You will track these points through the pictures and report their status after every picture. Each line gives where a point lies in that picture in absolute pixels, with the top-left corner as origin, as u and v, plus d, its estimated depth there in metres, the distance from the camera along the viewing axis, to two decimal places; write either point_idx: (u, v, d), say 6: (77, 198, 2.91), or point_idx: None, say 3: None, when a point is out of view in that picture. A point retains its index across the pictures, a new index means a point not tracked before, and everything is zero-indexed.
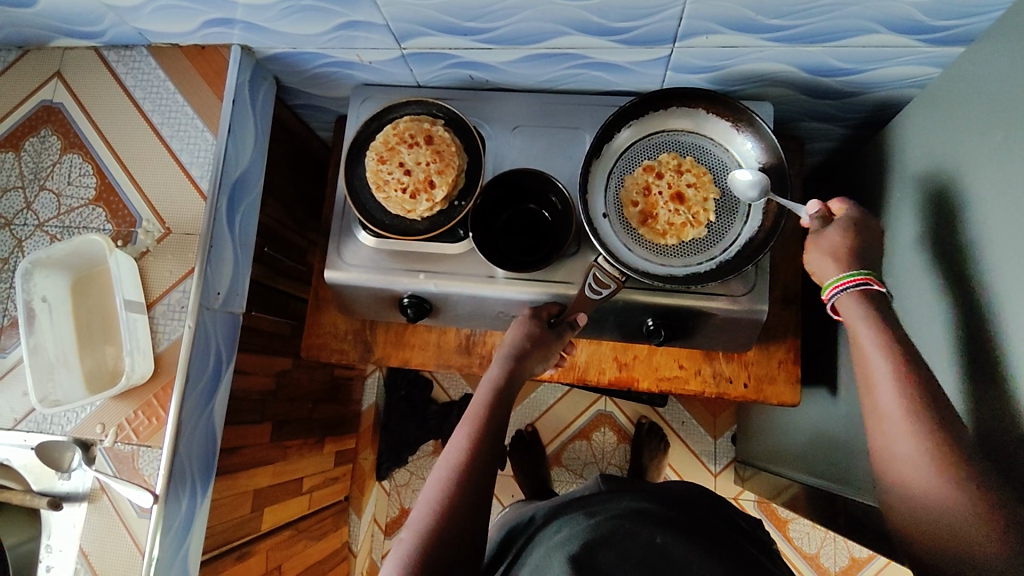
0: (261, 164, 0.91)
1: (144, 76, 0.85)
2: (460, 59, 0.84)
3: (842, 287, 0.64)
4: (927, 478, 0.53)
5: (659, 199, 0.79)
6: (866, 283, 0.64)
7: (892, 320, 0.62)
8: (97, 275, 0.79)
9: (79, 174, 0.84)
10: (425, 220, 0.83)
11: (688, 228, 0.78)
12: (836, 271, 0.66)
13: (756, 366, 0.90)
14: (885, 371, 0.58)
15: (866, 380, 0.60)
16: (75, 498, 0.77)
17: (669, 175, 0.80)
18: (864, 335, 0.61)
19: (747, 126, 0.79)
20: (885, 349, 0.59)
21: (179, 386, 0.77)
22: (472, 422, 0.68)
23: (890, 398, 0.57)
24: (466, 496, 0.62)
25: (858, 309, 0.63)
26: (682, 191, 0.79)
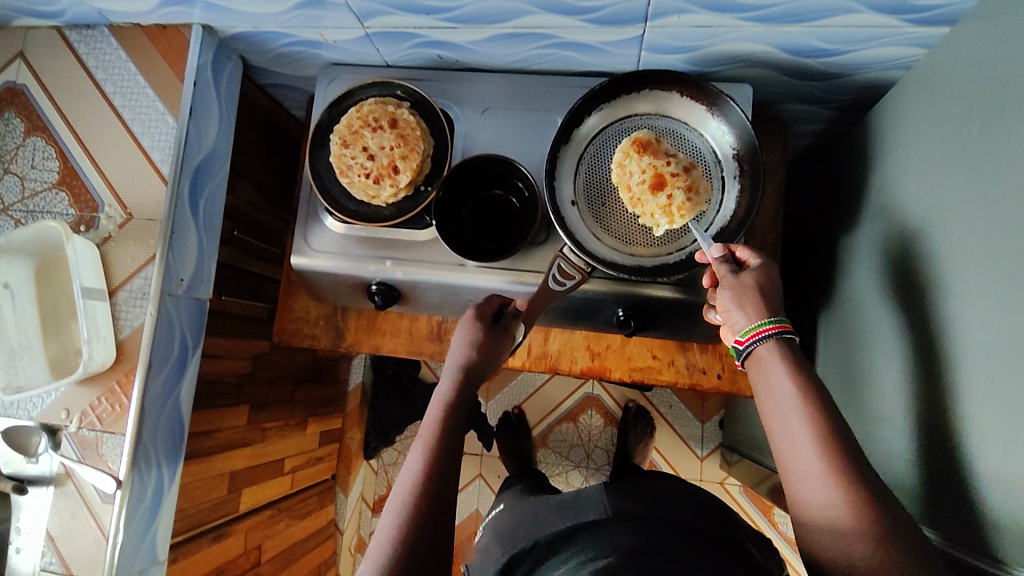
0: (227, 146, 0.89)
1: (105, 56, 0.83)
2: (425, 38, 0.81)
3: (767, 332, 0.62)
4: (848, 530, 0.52)
5: (645, 167, 0.72)
6: (770, 332, 0.62)
7: (810, 370, 0.61)
8: (62, 261, 0.78)
9: (42, 157, 0.83)
10: (391, 207, 0.82)
11: (681, 210, 0.71)
12: (749, 318, 0.64)
13: (732, 357, 0.86)
14: (801, 428, 0.57)
15: (786, 439, 0.59)
16: (41, 481, 0.78)
17: (649, 158, 0.73)
18: (782, 388, 0.60)
19: (720, 110, 0.75)
20: (801, 406, 0.58)
21: (141, 372, 0.76)
22: (427, 440, 0.67)
23: (807, 451, 0.56)
24: (428, 514, 0.61)
25: (776, 360, 0.62)
26: (668, 175, 0.72)
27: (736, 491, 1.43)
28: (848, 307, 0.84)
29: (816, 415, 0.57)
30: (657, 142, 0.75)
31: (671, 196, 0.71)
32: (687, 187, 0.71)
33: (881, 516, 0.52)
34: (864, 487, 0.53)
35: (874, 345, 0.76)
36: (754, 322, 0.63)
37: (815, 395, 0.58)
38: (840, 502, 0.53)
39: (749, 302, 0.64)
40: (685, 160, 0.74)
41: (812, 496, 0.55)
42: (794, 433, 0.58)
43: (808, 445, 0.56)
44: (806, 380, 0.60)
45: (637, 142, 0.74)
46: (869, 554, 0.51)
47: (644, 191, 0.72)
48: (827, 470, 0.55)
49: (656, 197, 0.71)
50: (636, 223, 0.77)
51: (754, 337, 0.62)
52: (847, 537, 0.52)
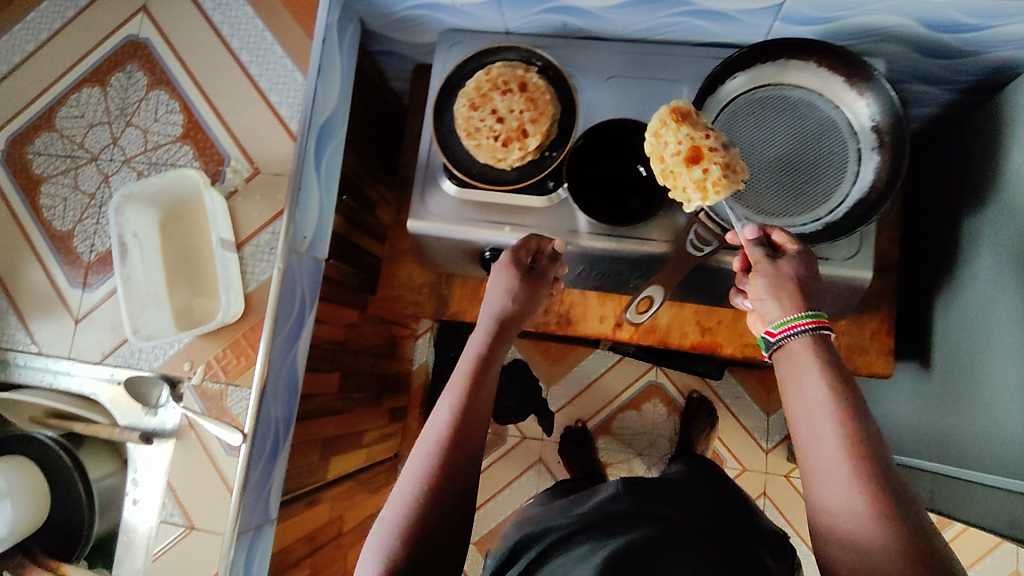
0: (346, 109, 0.88)
1: (231, 11, 0.82)
2: (557, 3, 0.80)
3: (803, 326, 0.58)
4: (868, 543, 0.49)
5: (681, 139, 0.67)
6: (806, 327, 0.58)
7: (843, 367, 0.57)
8: (188, 211, 0.78)
9: (165, 110, 0.82)
10: (514, 171, 0.81)
11: (716, 185, 0.65)
12: (782, 309, 0.59)
13: (847, 336, 0.86)
14: (831, 431, 0.53)
15: (809, 437, 0.55)
16: (162, 434, 0.78)
17: (686, 129, 0.67)
18: (811, 388, 0.56)
19: (865, 83, 0.73)
20: (833, 410, 0.54)
21: (268, 326, 0.76)
22: (457, 390, 0.65)
23: (834, 455, 0.52)
24: (448, 476, 0.60)
25: (808, 356, 0.57)
26: (702, 147, 0.66)
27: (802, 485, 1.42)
28: (968, 289, 0.83)
29: (845, 419, 0.53)
30: (697, 115, 0.69)
31: (706, 171, 0.65)
32: (725, 164, 0.65)
33: (900, 521, 0.49)
34: (890, 501, 0.50)
35: (1005, 324, 0.75)
36: (791, 314, 0.59)
37: (848, 396, 0.54)
38: (861, 506, 0.50)
39: (780, 294, 0.60)
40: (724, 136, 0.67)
41: (834, 504, 0.52)
42: (820, 437, 0.54)
43: (836, 452, 0.52)
44: (840, 378, 0.55)
45: (675, 112, 0.68)
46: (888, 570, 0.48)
47: (678, 163, 0.67)
48: (852, 477, 0.51)
49: (690, 170, 0.66)
50: (769, 193, 0.76)
51: (786, 331, 0.58)
52: (867, 549, 0.49)
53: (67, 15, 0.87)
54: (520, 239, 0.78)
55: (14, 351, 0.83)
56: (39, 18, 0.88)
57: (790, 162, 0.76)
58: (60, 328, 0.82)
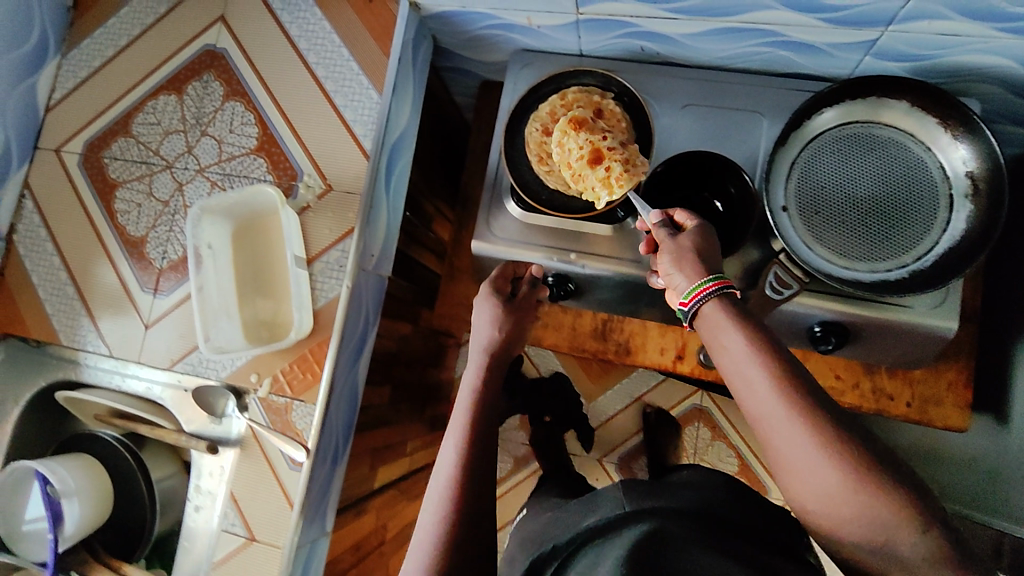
0: (415, 126, 0.88)
1: (309, 26, 0.83)
2: (639, 29, 0.79)
3: (708, 290, 0.57)
4: (825, 480, 0.48)
5: (582, 142, 0.74)
6: (712, 291, 0.57)
7: (756, 318, 0.56)
8: (261, 225, 0.79)
9: (241, 122, 0.83)
10: (583, 198, 0.80)
11: (622, 181, 0.72)
12: (688, 279, 0.58)
13: (922, 386, 0.86)
14: (763, 379, 0.52)
15: (743, 393, 0.53)
16: (227, 442, 0.80)
17: (588, 132, 0.74)
18: (733, 345, 0.54)
19: (964, 131, 0.71)
20: (759, 359, 0.52)
21: (334, 344, 0.76)
22: (458, 435, 0.68)
23: (770, 402, 0.51)
24: (467, 507, 0.61)
25: (723, 318, 0.56)
26: (602, 146, 0.73)
27: None
28: None
29: (774, 367, 0.52)
30: (592, 119, 0.76)
31: (609, 169, 0.72)
32: (624, 160, 0.73)
33: (870, 470, 0.48)
34: (829, 427, 0.49)
35: None
36: (696, 281, 0.58)
37: (766, 343, 0.53)
38: (802, 443, 0.49)
39: (686, 263, 0.60)
40: (620, 134, 0.75)
41: (783, 456, 0.51)
42: (755, 390, 0.52)
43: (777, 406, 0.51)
44: (753, 327, 0.54)
45: (572, 120, 0.75)
46: (851, 497, 0.48)
47: (583, 166, 0.73)
48: (794, 419, 0.50)
49: (594, 170, 0.72)
50: (853, 236, 0.74)
51: (698, 296, 0.57)
52: (828, 483, 0.48)
53: (146, 22, 0.89)
54: (497, 268, 0.86)
55: (84, 351, 0.85)
56: (118, 24, 0.89)
57: (875, 204, 0.74)
58: (129, 331, 0.84)
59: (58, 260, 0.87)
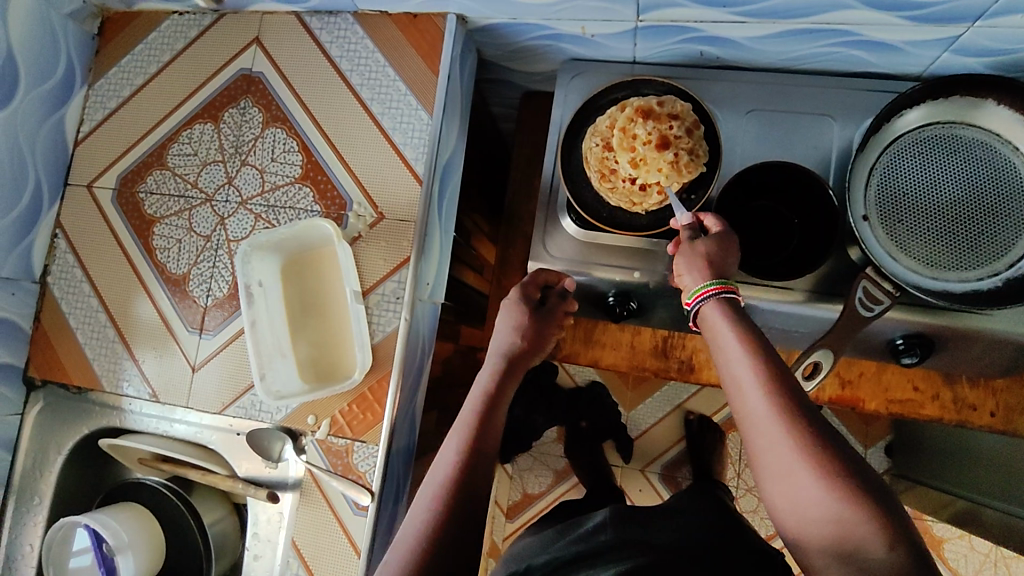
0: (463, 145, 0.84)
1: (350, 45, 0.79)
2: (701, 34, 0.74)
3: (709, 292, 0.57)
4: (799, 478, 0.47)
5: (649, 129, 0.71)
6: (714, 292, 0.57)
7: (753, 321, 0.56)
8: (314, 259, 0.75)
9: (283, 149, 0.79)
10: (647, 215, 0.76)
11: (688, 168, 0.70)
12: (695, 278, 0.59)
13: (1006, 394, 0.80)
14: (749, 376, 0.51)
15: (733, 391, 0.53)
16: (284, 486, 0.76)
17: (655, 118, 0.71)
18: (727, 342, 0.54)
19: None
20: (748, 355, 0.52)
21: (396, 381, 0.72)
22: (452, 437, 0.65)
23: (756, 400, 0.50)
24: (454, 514, 0.58)
25: (720, 316, 0.56)
26: (669, 133, 0.71)
27: None
28: None
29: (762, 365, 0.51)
30: (658, 107, 0.73)
31: (675, 156, 0.70)
32: (690, 150, 0.71)
33: (851, 478, 0.46)
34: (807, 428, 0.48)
35: None
36: (699, 283, 0.59)
37: (757, 343, 0.53)
38: (781, 441, 0.48)
39: (695, 267, 0.60)
40: (688, 120, 0.72)
41: (762, 453, 0.50)
42: (742, 387, 0.52)
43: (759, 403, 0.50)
44: (747, 327, 0.54)
45: (638, 109, 0.72)
46: (826, 501, 0.46)
47: (649, 151, 0.70)
48: (778, 418, 0.49)
49: (662, 156, 0.70)
50: (941, 243, 0.69)
51: (698, 296, 0.58)
52: (802, 485, 0.47)
53: (176, 48, 0.84)
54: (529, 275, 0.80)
55: (128, 396, 0.82)
56: (147, 50, 0.85)
57: (965, 208, 0.69)
58: (174, 374, 0.80)
59: (96, 300, 0.83)
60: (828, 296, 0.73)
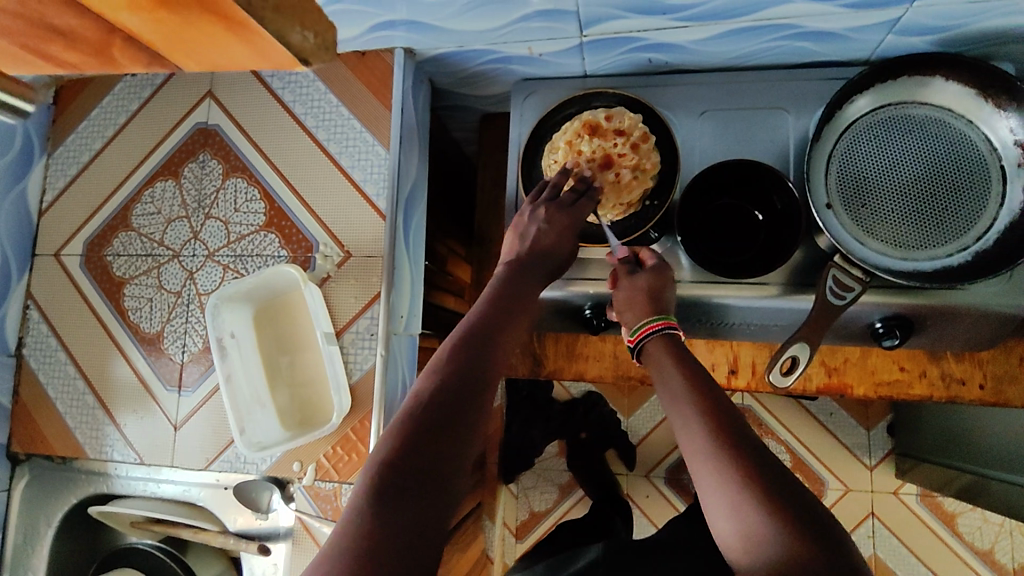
0: (425, 175, 0.84)
1: (302, 89, 0.80)
2: (646, 42, 0.75)
3: (654, 327, 0.62)
4: (736, 501, 0.47)
5: (593, 146, 0.72)
6: (658, 327, 0.62)
7: (696, 357, 0.59)
8: (284, 305, 0.75)
9: (245, 199, 0.79)
10: (613, 225, 0.76)
11: (633, 186, 0.72)
12: (637, 317, 0.64)
13: (992, 365, 0.79)
14: (689, 404, 0.53)
15: (675, 424, 0.54)
16: (276, 537, 0.75)
17: (600, 135, 0.73)
18: (670, 375, 0.57)
19: (1010, 102, 0.66)
20: (686, 385, 0.55)
21: (377, 419, 0.71)
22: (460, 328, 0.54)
23: (693, 427, 0.52)
24: (470, 392, 0.49)
25: (663, 352, 0.59)
26: (614, 151, 0.72)
27: (914, 502, 1.19)
28: None
29: (702, 399, 0.53)
30: (607, 121, 0.73)
31: (619, 174, 0.71)
32: (635, 166, 0.72)
33: (788, 502, 0.46)
34: (743, 453, 0.49)
35: None
36: (643, 319, 0.64)
37: (699, 375, 0.56)
38: (718, 462, 0.49)
39: (637, 304, 0.66)
40: (636, 134, 0.73)
41: (701, 480, 0.50)
42: (687, 420, 0.53)
43: (701, 433, 0.51)
44: (689, 363, 0.57)
45: (585, 124, 0.73)
46: (763, 523, 0.45)
47: (592, 169, 0.72)
48: (714, 440, 0.50)
49: (604, 175, 0.72)
50: (906, 224, 0.69)
51: (642, 333, 0.62)
52: (739, 510, 0.46)
53: (131, 109, 0.85)
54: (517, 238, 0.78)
55: (113, 461, 0.81)
56: (103, 114, 0.86)
57: (925, 186, 0.69)
58: (157, 434, 0.79)
59: (72, 368, 0.83)
60: (803, 287, 0.73)
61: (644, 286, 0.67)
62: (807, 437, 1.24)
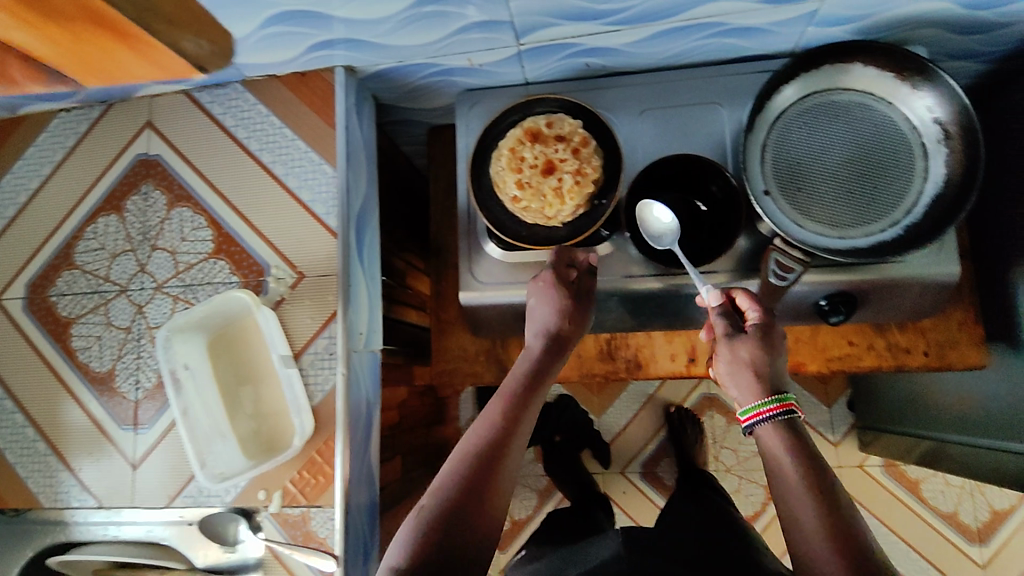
0: (374, 192, 0.84)
1: (244, 113, 0.79)
2: (581, 47, 0.77)
3: (765, 414, 0.60)
4: None
5: (535, 153, 0.76)
6: (767, 414, 0.60)
7: (812, 445, 0.59)
8: (238, 333, 0.74)
9: (191, 227, 0.78)
10: (566, 226, 0.76)
11: (575, 190, 0.74)
12: (751, 397, 0.61)
13: (934, 332, 0.83)
14: (808, 508, 0.55)
15: (790, 526, 0.56)
16: (248, 569, 0.73)
17: (542, 142, 0.76)
18: (785, 470, 0.58)
19: (926, 82, 0.70)
20: (805, 490, 0.56)
21: (342, 437, 0.71)
22: (490, 416, 0.64)
23: (812, 537, 0.54)
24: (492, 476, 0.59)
25: (778, 440, 0.59)
26: (555, 157, 0.75)
27: (879, 473, 1.23)
28: None
29: (822, 505, 0.55)
30: (548, 128, 0.77)
31: (560, 180, 0.74)
32: (576, 171, 0.74)
33: None
34: (860, 568, 0.51)
35: None
36: (757, 401, 0.60)
37: (817, 478, 0.56)
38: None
39: (747, 377, 0.62)
40: (576, 139, 0.76)
41: None
42: (805, 525, 0.54)
43: (821, 540, 0.53)
44: (806, 457, 0.58)
45: (527, 131, 0.76)
46: None
47: (534, 175, 0.75)
48: (834, 557, 0.52)
49: (547, 181, 0.74)
50: (840, 205, 0.72)
51: (753, 421, 0.60)
52: None
53: (69, 145, 0.83)
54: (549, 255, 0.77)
55: (71, 508, 0.77)
56: (39, 152, 0.84)
57: (853, 169, 0.73)
58: (116, 475, 0.76)
59: (21, 416, 0.80)
60: (749, 271, 0.75)
61: (749, 352, 0.62)
62: None
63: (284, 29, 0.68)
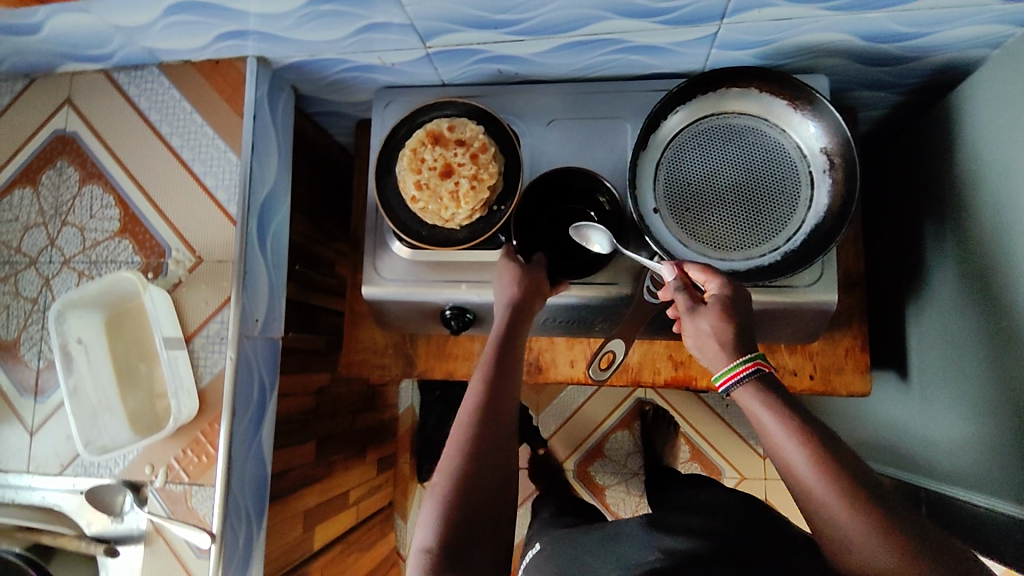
0: (286, 182, 0.86)
1: (158, 96, 0.81)
2: (489, 54, 0.78)
3: (737, 375, 0.56)
4: (861, 546, 0.49)
5: (435, 155, 0.76)
6: (746, 373, 0.56)
7: (788, 395, 0.56)
8: (134, 313, 0.77)
9: (100, 205, 0.80)
10: (464, 229, 0.79)
11: (470, 194, 0.74)
12: (723, 361, 0.58)
13: (822, 357, 0.85)
14: (802, 459, 0.52)
15: (789, 473, 0.53)
16: (129, 540, 0.76)
17: (443, 145, 0.77)
18: (774, 428, 0.54)
19: (806, 104, 0.72)
20: (797, 441, 0.53)
21: (226, 421, 0.74)
22: (468, 403, 0.61)
23: (815, 482, 0.51)
24: (489, 474, 0.56)
25: (756, 401, 0.56)
26: (454, 160, 0.76)
27: None
28: (949, 295, 0.79)
29: (819, 453, 0.52)
30: (451, 131, 0.77)
31: (457, 183, 0.75)
32: (472, 176, 0.75)
33: (913, 544, 0.49)
34: (869, 501, 0.50)
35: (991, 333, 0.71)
36: (729, 363, 0.57)
37: (810, 429, 0.53)
38: (843, 517, 0.50)
39: (716, 340, 0.59)
40: (476, 143, 0.76)
41: (828, 525, 0.51)
42: (806, 476, 0.52)
43: (820, 486, 0.51)
44: (789, 411, 0.54)
45: (429, 134, 0.77)
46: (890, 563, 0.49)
47: (433, 177, 0.76)
48: (838, 497, 0.51)
49: (444, 184, 0.75)
50: (726, 226, 0.74)
51: (729, 382, 0.57)
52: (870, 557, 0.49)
53: None
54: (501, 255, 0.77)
55: None
56: None
57: (743, 191, 0.74)
58: (15, 441, 0.79)
59: None
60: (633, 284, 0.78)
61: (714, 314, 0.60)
62: (705, 429, 1.35)
63: (186, 19, 0.69)
